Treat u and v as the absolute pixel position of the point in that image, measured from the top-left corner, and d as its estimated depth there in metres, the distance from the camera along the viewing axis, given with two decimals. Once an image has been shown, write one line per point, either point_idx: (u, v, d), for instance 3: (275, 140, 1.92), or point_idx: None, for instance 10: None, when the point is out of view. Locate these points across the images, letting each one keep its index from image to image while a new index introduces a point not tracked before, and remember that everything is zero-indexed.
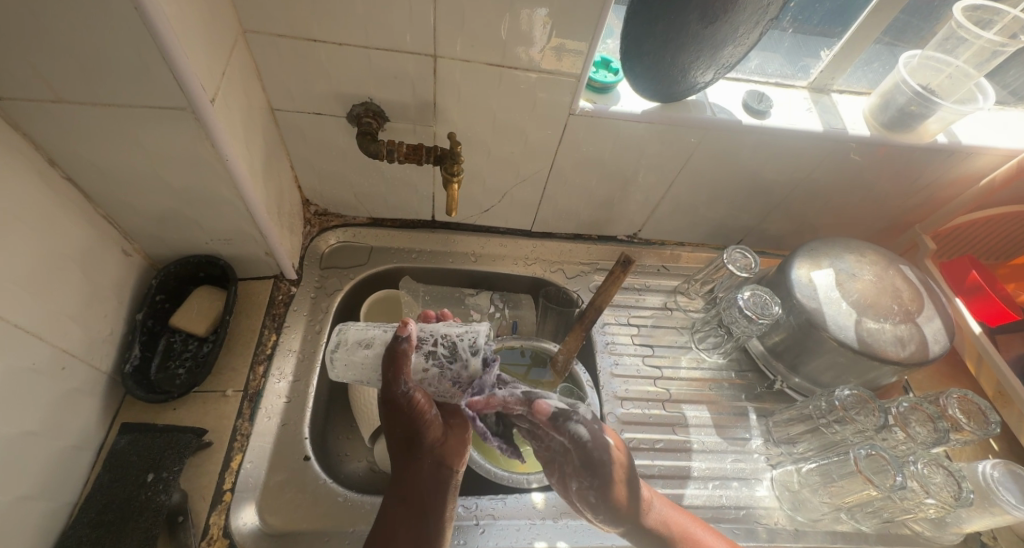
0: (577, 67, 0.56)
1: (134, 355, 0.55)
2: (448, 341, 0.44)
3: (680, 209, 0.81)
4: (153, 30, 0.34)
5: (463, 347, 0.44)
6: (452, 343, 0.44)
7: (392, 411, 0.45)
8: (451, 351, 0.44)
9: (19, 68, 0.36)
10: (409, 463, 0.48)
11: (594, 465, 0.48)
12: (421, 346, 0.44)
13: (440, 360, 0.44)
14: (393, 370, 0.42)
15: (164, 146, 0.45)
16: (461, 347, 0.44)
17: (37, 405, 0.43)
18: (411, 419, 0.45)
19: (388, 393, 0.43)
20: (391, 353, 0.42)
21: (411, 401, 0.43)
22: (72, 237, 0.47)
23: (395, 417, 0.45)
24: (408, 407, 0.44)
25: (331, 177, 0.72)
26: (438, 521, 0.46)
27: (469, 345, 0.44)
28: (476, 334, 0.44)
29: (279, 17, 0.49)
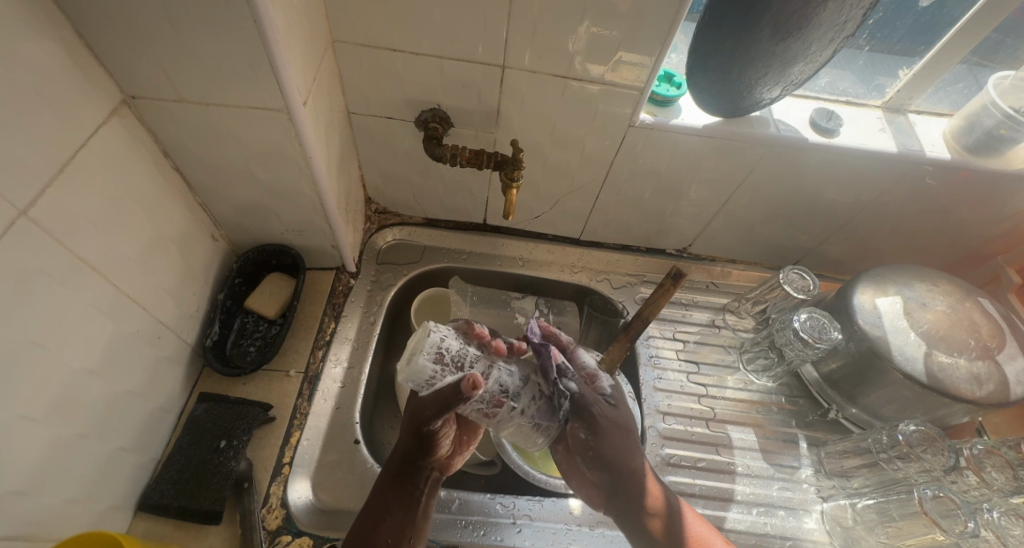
0: (641, 80, 0.56)
1: (214, 331, 0.60)
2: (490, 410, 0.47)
3: (736, 225, 0.80)
4: (266, 40, 0.39)
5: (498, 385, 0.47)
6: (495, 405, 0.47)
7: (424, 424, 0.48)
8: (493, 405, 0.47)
9: (153, 71, 0.41)
10: (411, 462, 0.49)
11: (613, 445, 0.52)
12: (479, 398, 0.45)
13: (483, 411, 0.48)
14: (446, 411, 0.45)
15: (258, 143, 0.50)
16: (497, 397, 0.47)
17: (135, 368, 0.49)
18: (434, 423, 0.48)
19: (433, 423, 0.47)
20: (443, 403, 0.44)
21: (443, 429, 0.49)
22: (175, 222, 0.53)
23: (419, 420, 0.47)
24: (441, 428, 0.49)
25: (394, 178, 0.76)
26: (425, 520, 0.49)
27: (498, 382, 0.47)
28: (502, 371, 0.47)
29: (366, 29, 0.53)
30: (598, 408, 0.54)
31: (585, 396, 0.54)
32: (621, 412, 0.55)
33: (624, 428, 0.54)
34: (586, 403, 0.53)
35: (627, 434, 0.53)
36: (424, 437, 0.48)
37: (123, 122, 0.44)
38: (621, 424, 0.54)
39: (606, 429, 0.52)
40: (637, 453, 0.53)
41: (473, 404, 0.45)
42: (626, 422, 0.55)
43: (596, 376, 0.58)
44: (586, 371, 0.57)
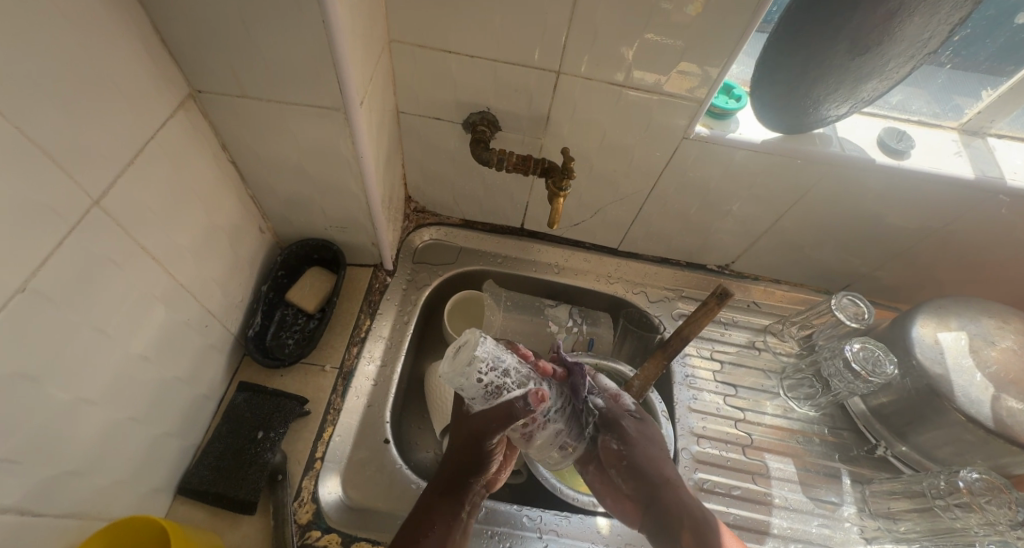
0: (701, 92, 0.54)
1: (256, 322, 0.61)
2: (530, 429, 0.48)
3: (785, 245, 0.76)
4: (332, 41, 0.39)
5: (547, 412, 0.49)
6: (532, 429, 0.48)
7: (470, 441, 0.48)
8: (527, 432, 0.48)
9: (220, 67, 0.42)
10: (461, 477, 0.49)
11: (647, 455, 0.54)
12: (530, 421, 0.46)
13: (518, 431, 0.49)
14: (504, 424, 0.45)
15: (311, 139, 0.50)
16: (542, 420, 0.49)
17: (183, 355, 0.50)
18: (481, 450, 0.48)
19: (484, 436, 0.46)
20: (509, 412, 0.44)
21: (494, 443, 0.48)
22: (227, 214, 0.54)
23: (469, 445, 0.47)
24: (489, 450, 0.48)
25: (436, 178, 0.76)
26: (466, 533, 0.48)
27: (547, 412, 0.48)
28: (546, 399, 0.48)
29: (424, 29, 0.52)
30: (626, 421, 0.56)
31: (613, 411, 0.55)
32: (653, 428, 0.57)
33: (654, 444, 0.56)
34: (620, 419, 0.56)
35: (656, 449, 0.56)
36: (479, 450, 0.48)
37: (188, 116, 0.45)
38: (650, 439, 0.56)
39: (639, 445, 0.55)
40: (670, 467, 0.55)
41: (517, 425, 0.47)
42: (655, 437, 0.57)
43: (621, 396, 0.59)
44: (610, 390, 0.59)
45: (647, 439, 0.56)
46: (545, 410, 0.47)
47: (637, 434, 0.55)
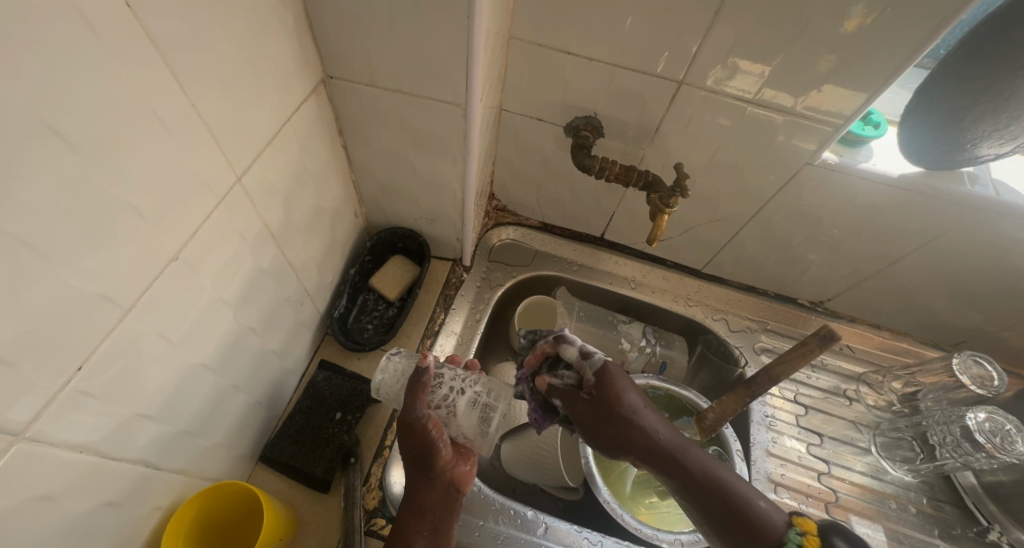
0: (847, 112, 0.49)
1: (341, 305, 0.62)
2: (453, 405, 0.49)
3: (897, 289, 0.69)
4: (471, 36, 0.38)
5: (463, 384, 0.51)
6: (457, 405, 0.49)
7: (407, 437, 0.47)
8: (462, 402, 0.50)
9: (356, 53, 0.42)
10: (421, 478, 0.47)
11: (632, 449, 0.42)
12: (444, 390, 0.50)
13: (449, 408, 0.49)
14: (415, 397, 0.48)
15: (423, 132, 0.50)
16: (467, 396, 0.50)
17: (280, 330, 0.51)
18: (422, 441, 0.47)
19: (408, 416, 0.47)
20: (412, 382, 0.49)
21: (427, 424, 0.46)
22: (332, 197, 0.55)
23: (406, 440, 0.48)
24: (423, 429, 0.47)
25: (524, 179, 0.74)
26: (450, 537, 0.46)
27: (462, 379, 0.51)
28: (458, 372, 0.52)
29: (547, 28, 0.51)
30: (591, 409, 0.43)
31: (568, 403, 0.44)
32: (630, 399, 0.43)
33: (646, 423, 0.43)
34: (577, 399, 0.44)
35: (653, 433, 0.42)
36: (417, 443, 0.47)
37: (318, 100, 0.46)
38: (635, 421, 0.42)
39: (628, 443, 0.42)
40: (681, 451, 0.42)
41: (437, 398, 0.50)
42: (639, 410, 0.43)
43: (585, 364, 0.44)
44: (570, 362, 0.45)
45: (624, 422, 0.42)
46: (455, 376, 0.51)
47: (617, 424, 0.42)
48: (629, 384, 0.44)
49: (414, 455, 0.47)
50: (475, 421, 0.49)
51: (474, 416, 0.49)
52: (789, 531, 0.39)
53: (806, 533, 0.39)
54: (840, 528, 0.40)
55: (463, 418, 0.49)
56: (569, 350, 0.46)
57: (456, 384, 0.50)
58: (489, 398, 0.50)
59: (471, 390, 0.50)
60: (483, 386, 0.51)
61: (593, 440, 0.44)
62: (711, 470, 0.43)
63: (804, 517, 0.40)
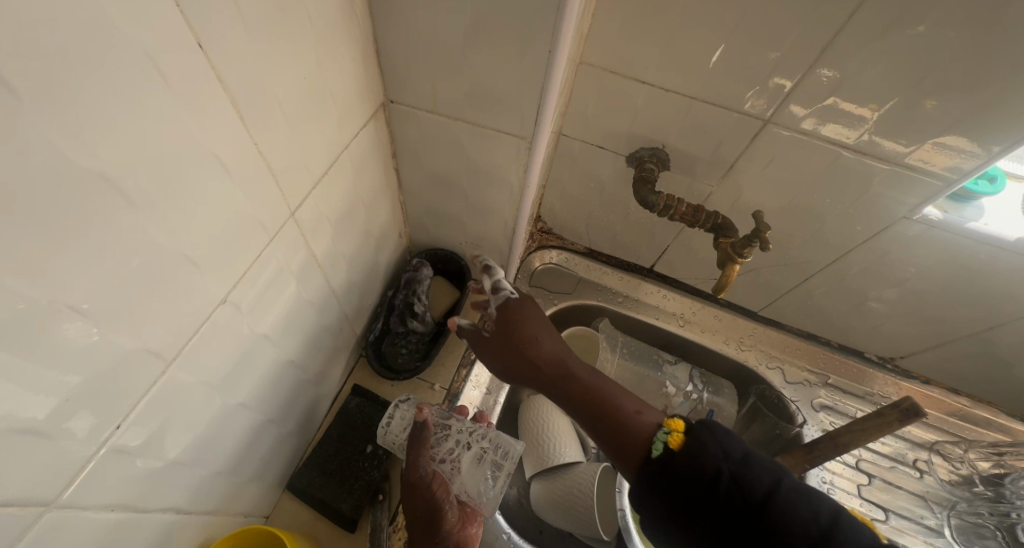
0: (956, 172, 0.44)
1: (377, 327, 0.60)
2: (460, 459, 0.49)
3: (989, 354, 0.62)
4: (549, 68, 0.35)
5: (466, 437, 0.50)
6: (464, 460, 0.49)
7: (410, 496, 0.46)
8: (470, 458, 0.49)
9: (423, 79, 0.40)
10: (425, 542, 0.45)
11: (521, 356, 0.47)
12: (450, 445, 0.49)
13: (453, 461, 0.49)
14: (417, 452, 0.47)
15: (481, 160, 0.47)
16: (475, 451, 0.49)
17: (318, 357, 0.49)
18: (426, 500, 0.46)
19: (413, 474, 0.46)
20: (414, 436, 0.48)
21: (430, 484, 0.46)
22: (379, 220, 0.53)
23: (410, 499, 0.46)
24: (427, 485, 0.46)
25: (574, 205, 0.70)
26: None
27: (467, 433, 0.51)
28: (463, 426, 0.51)
29: (622, 55, 0.47)
30: (492, 328, 0.49)
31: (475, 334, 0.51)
32: (526, 319, 0.48)
33: (534, 340, 0.47)
34: (483, 331, 0.50)
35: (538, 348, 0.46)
36: (421, 503, 0.46)
37: (376, 125, 0.43)
38: (525, 338, 0.47)
39: (519, 358, 0.47)
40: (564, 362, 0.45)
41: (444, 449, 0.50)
42: (534, 329, 0.47)
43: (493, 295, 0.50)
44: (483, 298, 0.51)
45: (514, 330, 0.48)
46: (460, 430, 0.50)
47: (508, 343, 0.47)
48: (528, 307, 0.49)
49: (419, 516, 0.46)
50: (481, 478, 0.49)
51: (479, 472, 0.49)
52: (657, 431, 0.38)
53: (672, 432, 0.37)
54: (710, 422, 0.37)
55: (468, 474, 0.49)
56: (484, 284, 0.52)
57: (461, 437, 0.50)
58: (496, 455, 0.49)
59: (477, 446, 0.50)
60: (488, 441, 0.50)
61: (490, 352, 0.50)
62: (592, 384, 0.44)
63: (675, 418, 0.38)
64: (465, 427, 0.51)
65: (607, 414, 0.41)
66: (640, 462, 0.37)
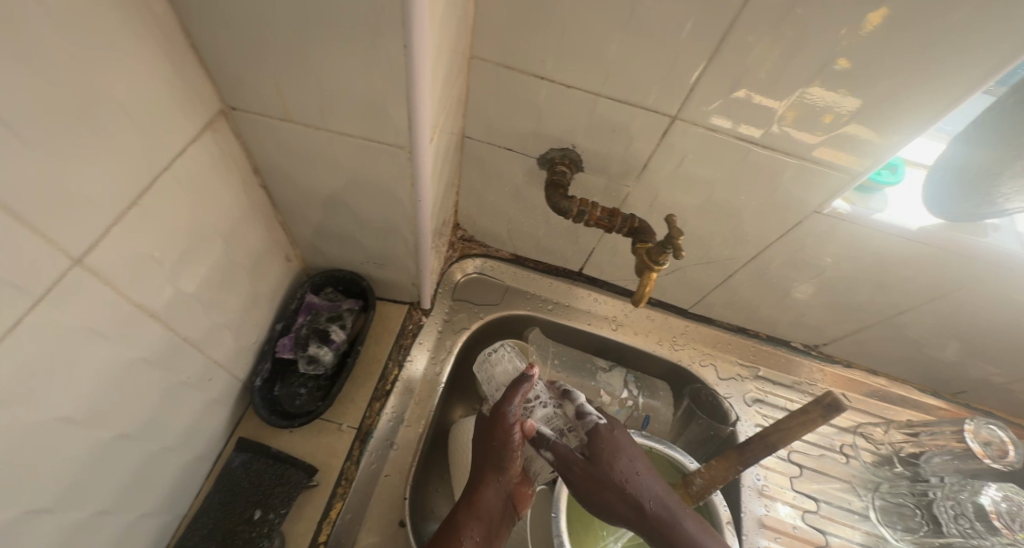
0: (860, 165, 0.43)
1: (264, 368, 0.51)
2: (540, 419, 0.49)
3: (901, 337, 0.64)
4: (411, 73, 0.30)
5: (553, 403, 0.50)
6: (545, 421, 0.49)
7: (490, 434, 0.46)
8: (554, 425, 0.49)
9: (264, 81, 0.32)
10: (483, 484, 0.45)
11: (615, 490, 0.43)
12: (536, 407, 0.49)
13: (537, 419, 0.49)
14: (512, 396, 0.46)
15: (361, 174, 0.41)
16: (558, 420, 0.49)
17: (179, 419, 0.41)
18: (502, 447, 0.45)
19: (501, 412, 0.46)
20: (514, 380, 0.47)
21: (515, 427, 0.45)
22: (250, 247, 0.45)
23: (485, 440, 0.46)
24: (511, 432, 0.45)
25: (493, 210, 0.65)
26: None
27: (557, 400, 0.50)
28: (553, 393, 0.51)
29: (516, 49, 0.42)
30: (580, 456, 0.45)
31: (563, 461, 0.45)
32: (626, 465, 0.44)
33: (637, 497, 0.43)
34: (576, 458, 0.45)
35: (641, 502, 0.43)
36: (496, 445, 0.45)
37: (217, 137, 0.35)
38: (626, 497, 0.43)
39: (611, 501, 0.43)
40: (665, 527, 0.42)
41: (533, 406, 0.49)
42: (634, 476, 0.44)
43: (580, 422, 0.47)
44: (568, 422, 0.49)
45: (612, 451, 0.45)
46: (551, 397, 0.50)
47: (606, 489, 0.43)
48: (625, 439, 0.46)
49: (491, 457, 0.45)
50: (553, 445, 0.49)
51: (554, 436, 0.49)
52: None
53: None
54: None
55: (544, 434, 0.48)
56: (569, 408, 0.49)
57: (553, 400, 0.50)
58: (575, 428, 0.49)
59: (560, 413, 0.50)
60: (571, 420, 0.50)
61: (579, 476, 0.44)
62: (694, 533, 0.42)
63: None
64: (553, 396, 0.51)
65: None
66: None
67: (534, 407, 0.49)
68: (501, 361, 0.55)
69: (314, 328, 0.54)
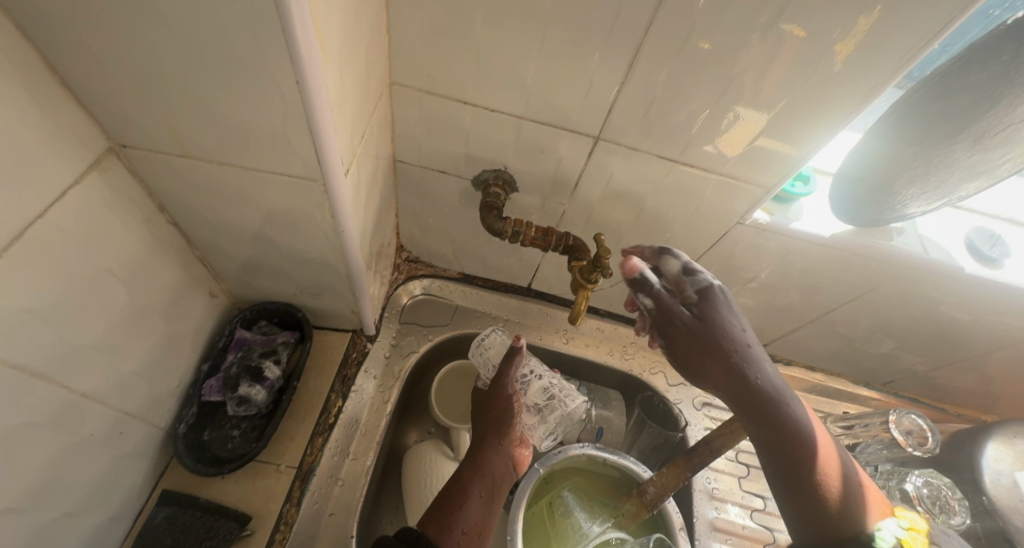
0: (772, 180, 0.46)
1: (189, 413, 0.48)
2: (533, 385, 0.54)
3: (832, 334, 0.67)
4: (309, 108, 0.29)
5: (542, 372, 0.56)
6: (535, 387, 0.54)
7: (491, 400, 0.53)
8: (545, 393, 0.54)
9: (153, 117, 0.31)
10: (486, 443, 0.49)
11: (748, 377, 0.36)
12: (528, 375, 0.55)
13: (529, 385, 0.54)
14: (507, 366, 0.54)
15: (277, 207, 0.39)
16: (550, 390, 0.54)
17: (82, 480, 0.38)
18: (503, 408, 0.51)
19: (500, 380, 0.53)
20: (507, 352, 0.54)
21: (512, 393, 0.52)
22: (162, 287, 0.42)
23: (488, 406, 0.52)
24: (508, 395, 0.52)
25: (435, 231, 0.64)
26: (488, 509, 0.44)
27: (545, 371, 0.56)
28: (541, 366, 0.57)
29: (434, 76, 0.42)
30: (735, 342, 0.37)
31: (694, 333, 0.37)
32: (740, 332, 0.37)
33: (751, 362, 0.36)
34: (681, 314, 0.38)
35: (752, 374, 0.36)
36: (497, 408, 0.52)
37: (107, 177, 0.33)
38: (728, 359, 0.36)
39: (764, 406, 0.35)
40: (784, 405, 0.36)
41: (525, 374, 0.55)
42: (745, 342, 0.37)
43: (688, 278, 0.39)
44: (672, 278, 0.40)
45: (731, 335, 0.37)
46: (538, 366, 0.56)
47: (710, 347, 0.36)
48: (733, 305, 0.38)
49: (491, 419, 0.51)
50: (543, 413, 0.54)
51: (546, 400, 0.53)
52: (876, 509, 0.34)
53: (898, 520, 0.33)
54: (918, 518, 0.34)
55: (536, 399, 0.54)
56: (672, 261, 0.41)
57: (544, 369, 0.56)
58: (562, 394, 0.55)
59: (549, 381, 0.55)
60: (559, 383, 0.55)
61: (705, 342, 0.37)
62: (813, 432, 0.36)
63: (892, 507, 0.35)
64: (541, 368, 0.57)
65: (829, 470, 0.34)
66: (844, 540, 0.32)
67: (532, 378, 0.55)
68: (488, 342, 0.58)
69: (244, 366, 0.51)
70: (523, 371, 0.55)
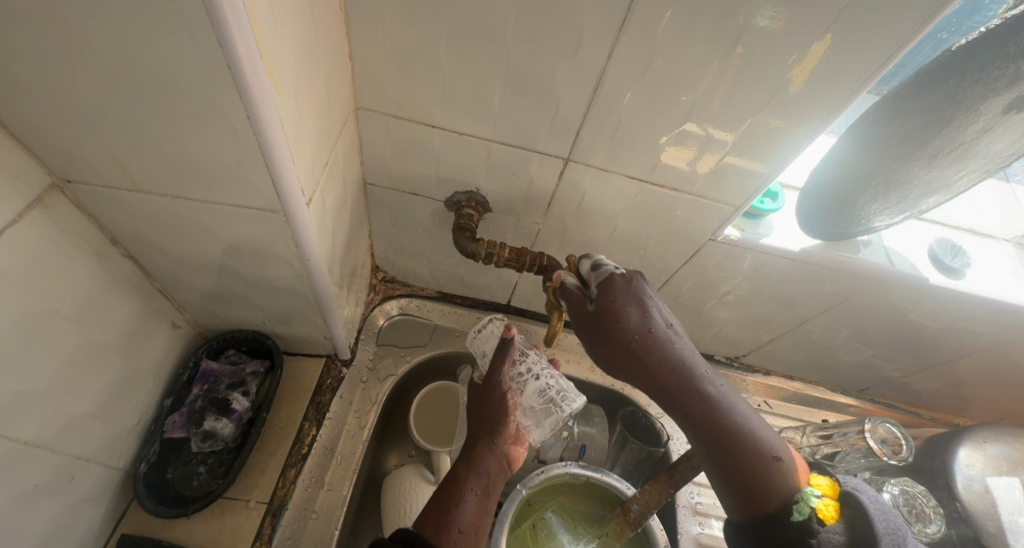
0: (737, 200, 0.47)
1: (151, 451, 0.46)
2: (527, 383, 0.49)
3: (808, 344, 0.68)
4: (263, 142, 0.28)
5: (539, 368, 0.50)
6: (530, 385, 0.49)
7: (483, 400, 0.50)
8: (541, 392, 0.48)
9: (98, 152, 0.29)
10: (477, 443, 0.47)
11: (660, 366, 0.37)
12: (523, 370, 0.49)
13: (521, 382, 0.49)
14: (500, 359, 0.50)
15: (237, 238, 0.38)
16: (548, 390, 0.48)
17: (30, 532, 0.36)
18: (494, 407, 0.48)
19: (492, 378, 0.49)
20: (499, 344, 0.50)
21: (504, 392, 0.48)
22: (118, 323, 0.40)
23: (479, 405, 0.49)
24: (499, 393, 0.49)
25: (410, 252, 0.63)
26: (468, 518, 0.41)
27: (543, 366, 0.50)
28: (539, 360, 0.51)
29: (401, 100, 0.41)
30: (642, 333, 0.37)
31: (600, 329, 0.39)
32: (640, 320, 0.38)
33: (662, 351, 0.37)
34: (585, 310, 0.40)
35: (663, 361, 0.37)
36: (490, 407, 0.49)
37: (51, 213, 0.32)
38: (634, 351, 0.37)
39: (677, 395, 0.37)
40: (700, 389, 0.37)
41: (519, 369, 0.50)
42: (651, 329, 0.37)
43: (597, 272, 0.41)
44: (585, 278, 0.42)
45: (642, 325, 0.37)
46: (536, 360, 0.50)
47: (617, 341, 0.38)
48: (642, 292, 0.39)
49: (481, 420, 0.48)
50: (538, 413, 0.48)
51: (540, 402, 0.48)
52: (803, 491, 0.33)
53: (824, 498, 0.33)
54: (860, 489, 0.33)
55: (530, 397, 0.48)
56: (586, 262, 0.43)
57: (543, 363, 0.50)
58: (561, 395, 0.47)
59: (546, 377, 0.49)
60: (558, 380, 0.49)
61: (615, 337, 0.38)
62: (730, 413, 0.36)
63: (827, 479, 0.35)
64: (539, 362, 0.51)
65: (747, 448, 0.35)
66: (779, 532, 0.33)
67: (528, 378, 0.49)
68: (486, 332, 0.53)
69: (210, 398, 0.49)
70: (518, 368, 0.50)
